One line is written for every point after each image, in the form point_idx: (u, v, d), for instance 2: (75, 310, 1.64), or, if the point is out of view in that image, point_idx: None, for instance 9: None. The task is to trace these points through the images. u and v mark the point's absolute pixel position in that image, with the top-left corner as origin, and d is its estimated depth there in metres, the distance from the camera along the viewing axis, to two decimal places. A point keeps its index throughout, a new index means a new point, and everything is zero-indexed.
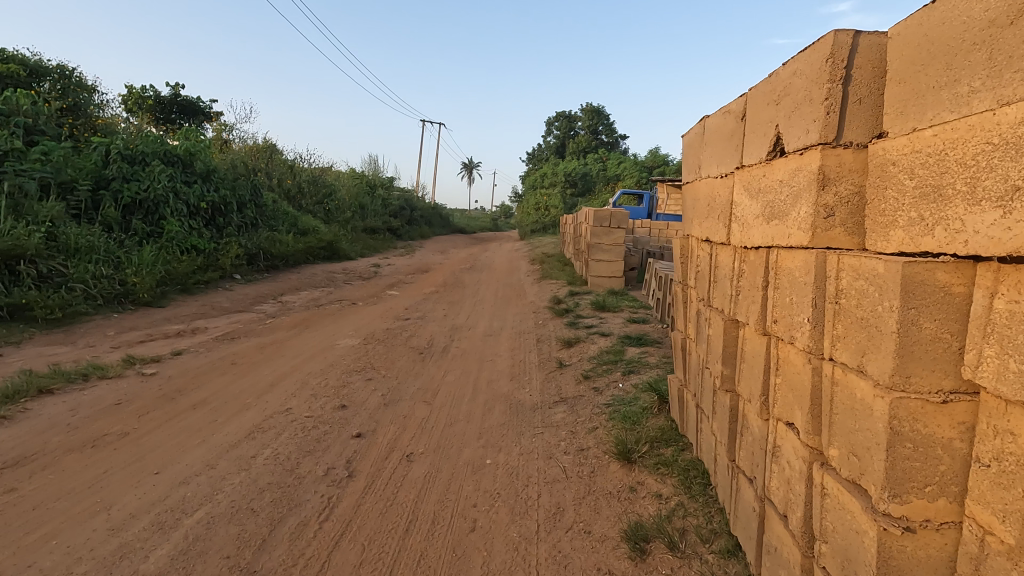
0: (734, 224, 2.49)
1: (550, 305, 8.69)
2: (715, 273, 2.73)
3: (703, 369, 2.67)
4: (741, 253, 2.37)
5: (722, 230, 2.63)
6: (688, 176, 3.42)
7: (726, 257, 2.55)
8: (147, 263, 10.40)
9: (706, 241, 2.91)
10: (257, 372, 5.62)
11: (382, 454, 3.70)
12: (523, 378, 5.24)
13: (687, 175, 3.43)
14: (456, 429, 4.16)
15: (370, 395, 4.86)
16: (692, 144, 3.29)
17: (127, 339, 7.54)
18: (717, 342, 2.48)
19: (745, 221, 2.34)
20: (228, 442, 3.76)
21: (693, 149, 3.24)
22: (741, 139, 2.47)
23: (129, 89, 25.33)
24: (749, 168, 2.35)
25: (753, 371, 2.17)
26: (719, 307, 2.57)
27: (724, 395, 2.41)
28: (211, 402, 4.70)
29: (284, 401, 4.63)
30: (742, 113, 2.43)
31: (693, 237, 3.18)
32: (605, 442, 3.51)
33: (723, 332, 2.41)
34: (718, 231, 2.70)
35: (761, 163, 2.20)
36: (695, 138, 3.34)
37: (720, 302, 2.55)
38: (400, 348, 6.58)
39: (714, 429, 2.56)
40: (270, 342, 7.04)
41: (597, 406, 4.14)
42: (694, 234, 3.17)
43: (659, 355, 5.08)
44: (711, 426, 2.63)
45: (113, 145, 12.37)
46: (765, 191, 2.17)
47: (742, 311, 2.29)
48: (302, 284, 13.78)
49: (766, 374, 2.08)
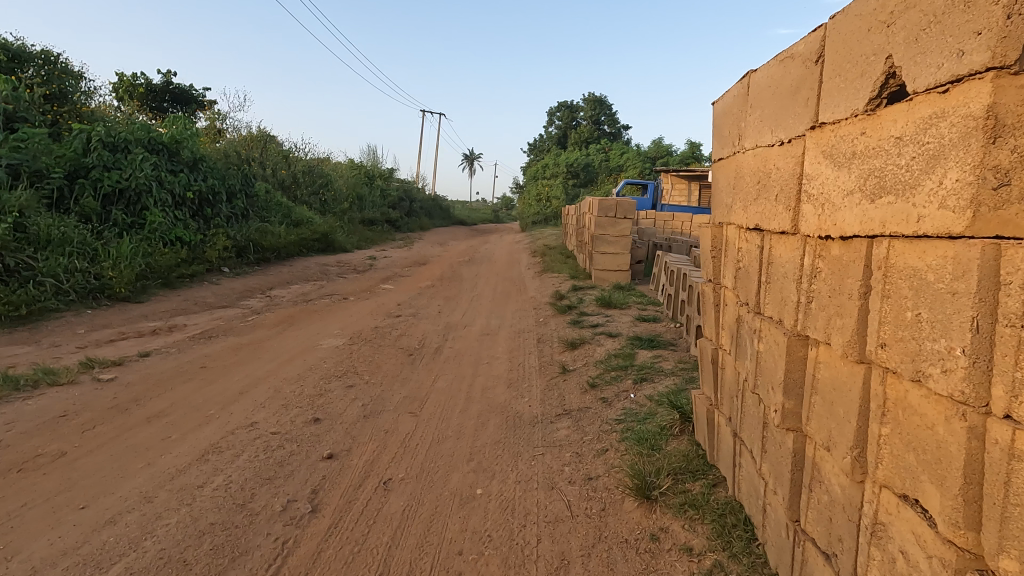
0: (804, 205, 1.92)
1: (551, 301, 8.12)
2: (768, 271, 2.17)
3: (754, 396, 2.15)
4: (817, 246, 1.81)
5: (782, 215, 2.07)
6: (721, 149, 2.85)
7: (789, 252, 2.00)
8: (125, 256, 9.85)
9: (753, 230, 2.34)
10: (227, 377, 5.07)
11: (355, 481, 3.16)
12: (522, 385, 4.68)
13: (720, 148, 2.86)
14: (443, 448, 3.62)
15: (349, 405, 4.32)
16: (729, 111, 2.72)
17: (95, 338, 7.01)
18: (781, 366, 1.95)
19: (827, 200, 1.78)
20: (176, 467, 3.23)
21: (731, 116, 2.67)
22: (812, 90, 1.90)
23: (121, 76, 24.67)
24: (831, 126, 1.78)
25: (845, 416, 1.63)
26: (779, 319, 2.03)
27: (791, 437, 1.90)
28: (169, 413, 4.17)
29: (251, 413, 4.09)
30: (818, 55, 1.86)
31: (732, 225, 2.60)
32: (617, 470, 2.96)
33: (787, 353, 1.91)
34: (774, 217, 2.14)
35: (858, 116, 1.63)
36: (729, 104, 2.77)
37: (782, 312, 2.01)
38: (388, 349, 6.03)
39: (769, 474, 2.04)
40: (248, 342, 6.50)
41: (606, 422, 3.59)
42: (733, 221, 2.60)
43: (674, 360, 4.52)
44: (762, 469, 2.11)
45: (93, 131, 11.75)
46: (866, 155, 1.61)
47: (823, 329, 1.74)
48: (293, 278, 13.23)
49: (868, 422, 1.55)
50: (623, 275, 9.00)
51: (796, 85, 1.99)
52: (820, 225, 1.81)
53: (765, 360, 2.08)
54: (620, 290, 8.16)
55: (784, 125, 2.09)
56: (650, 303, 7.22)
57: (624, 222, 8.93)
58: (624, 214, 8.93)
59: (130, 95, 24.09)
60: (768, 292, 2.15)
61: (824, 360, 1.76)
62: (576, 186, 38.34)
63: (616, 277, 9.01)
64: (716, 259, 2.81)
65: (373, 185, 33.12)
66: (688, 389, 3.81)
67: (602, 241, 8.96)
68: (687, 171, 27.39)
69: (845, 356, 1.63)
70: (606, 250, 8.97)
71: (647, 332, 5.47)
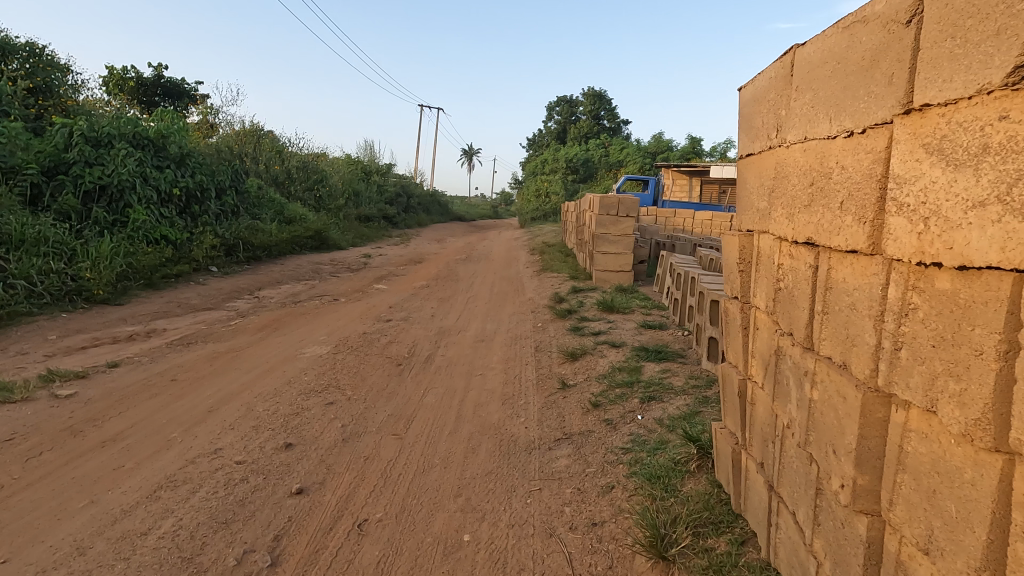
0: (888, 218, 1.50)
1: (551, 305, 7.72)
2: (829, 300, 1.77)
3: (813, 460, 1.77)
4: (913, 276, 1.40)
5: (851, 227, 1.65)
6: (755, 141, 2.44)
7: (862, 278, 1.60)
8: (105, 256, 9.44)
9: (805, 243, 1.94)
10: (199, 391, 4.68)
11: (325, 524, 2.77)
12: (518, 403, 4.28)
13: (752, 139, 2.46)
14: (428, 480, 3.22)
15: (328, 426, 3.92)
16: (767, 97, 2.30)
17: (66, 345, 6.61)
18: (854, 430, 1.56)
19: (928, 209, 1.36)
20: (121, 507, 2.84)
21: (771, 104, 2.25)
22: (898, 64, 1.47)
23: (111, 70, 24.17)
24: (931, 110, 1.36)
25: (955, 518, 1.24)
26: (849, 364, 1.63)
27: (865, 522, 1.53)
28: (127, 436, 3.78)
29: (216, 437, 3.69)
30: (907, 19, 1.43)
31: (771, 235, 2.20)
32: (626, 516, 2.57)
33: (863, 414, 1.52)
34: (837, 229, 1.73)
35: (982, 94, 1.20)
36: (765, 89, 2.35)
37: (855, 357, 1.60)
38: (375, 358, 5.63)
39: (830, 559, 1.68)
40: (226, 350, 6.09)
41: (612, 452, 3.20)
42: (773, 230, 2.19)
43: (685, 375, 4.13)
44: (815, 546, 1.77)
45: (75, 125, 11.29)
46: (996, 147, 1.18)
47: (922, 393, 1.34)
48: (284, 277, 12.82)
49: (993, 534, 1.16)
50: (625, 276, 8.60)
51: (871, 60, 1.58)
52: (918, 246, 1.39)
53: (830, 418, 1.68)
54: (623, 293, 7.75)
55: (850, 112, 1.68)
56: (654, 307, 6.82)
57: (627, 221, 8.52)
58: (627, 212, 8.52)
59: (120, 88, 23.56)
60: (827, 324, 1.76)
61: (919, 427, 1.37)
62: (575, 182, 37.87)
63: (618, 278, 8.60)
64: (746, 274, 2.43)
65: (369, 180, 32.63)
66: (703, 411, 3.41)
67: (603, 240, 8.54)
68: (688, 167, 26.95)
69: (962, 434, 1.23)
70: (607, 250, 8.56)
71: (653, 341, 5.08)
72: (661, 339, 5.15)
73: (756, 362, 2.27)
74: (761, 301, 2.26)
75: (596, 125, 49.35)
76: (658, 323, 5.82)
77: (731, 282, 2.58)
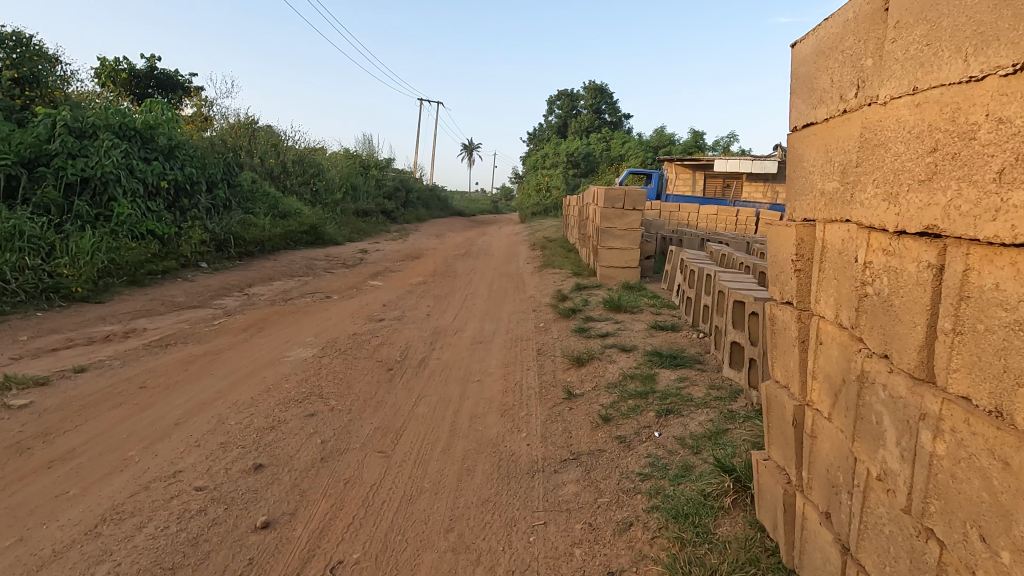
0: None
1: (553, 303, 7.28)
2: (955, 311, 1.35)
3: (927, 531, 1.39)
4: None
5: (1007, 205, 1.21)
6: (828, 107, 1.98)
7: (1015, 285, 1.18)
8: (86, 251, 9.02)
9: (906, 235, 1.52)
10: (168, 400, 4.26)
11: (291, 567, 2.35)
12: (519, 415, 3.86)
13: (823, 107, 2.00)
14: (415, 510, 2.79)
15: (306, 442, 3.50)
16: (845, 47, 1.86)
17: (36, 347, 6.19)
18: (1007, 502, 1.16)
19: None
20: (51, 547, 2.42)
21: (853, 54, 1.81)
22: None
23: (103, 61, 23.66)
24: None
25: None
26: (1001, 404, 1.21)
27: None
28: (79, 455, 3.36)
29: (177, 456, 3.26)
30: None
31: (850, 223, 1.78)
32: (649, 566, 2.15)
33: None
34: (975, 210, 1.30)
35: None
36: (838, 39, 1.91)
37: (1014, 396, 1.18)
38: (364, 362, 5.21)
39: None
40: (205, 353, 5.67)
41: (627, 478, 2.77)
42: (851, 218, 1.78)
43: (705, 384, 3.70)
44: None
45: (58, 115, 10.81)
46: None
47: None
48: (276, 273, 12.40)
49: None
50: (632, 272, 8.16)
51: None
52: None
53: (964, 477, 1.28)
54: (630, 290, 7.32)
55: (1000, 39, 1.21)
56: (665, 306, 6.38)
57: (633, 214, 8.08)
58: (633, 204, 8.08)
59: (112, 80, 23.06)
60: (952, 346, 1.35)
61: None
62: (577, 176, 37.36)
63: (624, 274, 8.16)
64: (804, 276, 2.04)
65: (367, 174, 32.13)
66: (730, 428, 2.99)
67: (608, 234, 8.11)
68: (692, 161, 26.47)
69: None
70: (613, 245, 8.13)
71: (667, 345, 4.65)
72: (675, 342, 4.71)
73: (823, 386, 1.88)
74: (830, 310, 1.86)
75: (597, 119, 48.79)
76: (670, 324, 5.39)
77: (783, 286, 2.18)
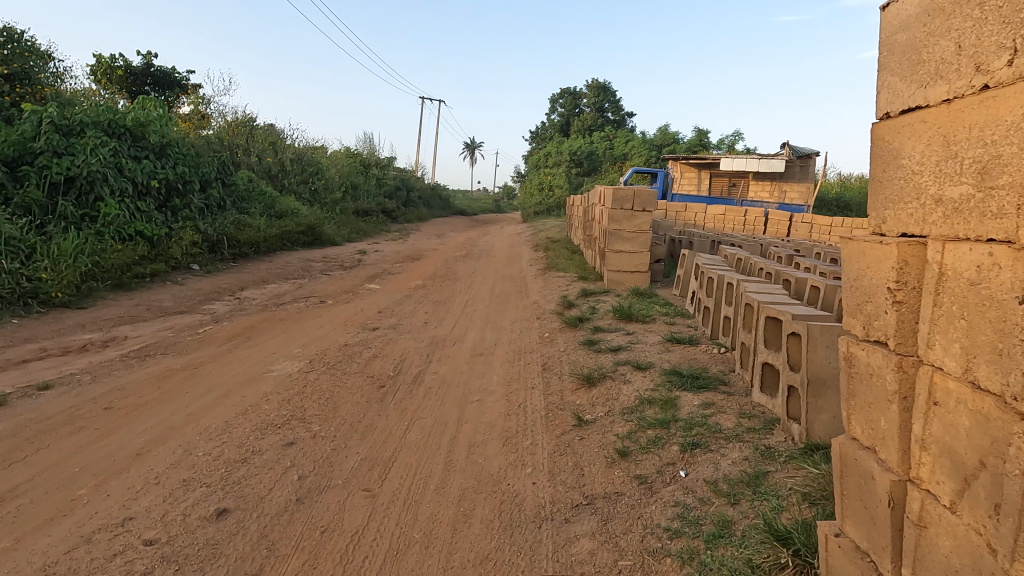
0: None
1: (559, 310, 6.86)
2: None
3: None
4: None
5: None
6: (953, 82, 1.58)
7: None
8: (68, 254, 8.63)
9: None
10: (134, 424, 3.84)
11: None
12: (523, 444, 3.44)
13: (943, 83, 1.61)
14: (400, 571, 2.37)
15: (281, 479, 3.08)
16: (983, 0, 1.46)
17: (6, 359, 5.78)
18: None
19: None
20: None
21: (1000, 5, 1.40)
22: None
23: (99, 58, 23.25)
24: None
25: None
26: None
27: None
28: (21, 494, 2.94)
29: (130, 498, 2.84)
30: None
31: (991, 249, 1.40)
32: None
33: None
34: None
35: None
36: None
37: None
38: (355, 378, 4.78)
39: None
40: (184, 366, 5.26)
41: (653, 534, 2.35)
42: (997, 238, 1.40)
43: (734, 411, 3.27)
44: None
45: (44, 112, 10.40)
46: None
47: None
48: (270, 275, 11.99)
49: None
50: (641, 277, 7.72)
51: None
52: None
53: None
54: (640, 296, 6.88)
55: None
56: (678, 315, 5.96)
57: (643, 216, 7.66)
58: (643, 206, 7.65)
59: (108, 77, 22.68)
60: None
61: None
62: (579, 175, 36.85)
63: (633, 278, 7.73)
64: (908, 310, 1.69)
65: (367, 173, 31.72)
66: (770, 470, 2.57)
67: (616, 236, 7.68)
68: (696, 159, 26.00)
69: None
70: (621, 248, 7.70)
71: (685, 361, 4.21)
72: (694, 358, 4.28)
73: (942, 463, 1.52)
74: (955, 364, 1.48)
75: (599, 118, 48.31)
76: (686, 336, 4.97)
77: (874, 322, 1.83)
